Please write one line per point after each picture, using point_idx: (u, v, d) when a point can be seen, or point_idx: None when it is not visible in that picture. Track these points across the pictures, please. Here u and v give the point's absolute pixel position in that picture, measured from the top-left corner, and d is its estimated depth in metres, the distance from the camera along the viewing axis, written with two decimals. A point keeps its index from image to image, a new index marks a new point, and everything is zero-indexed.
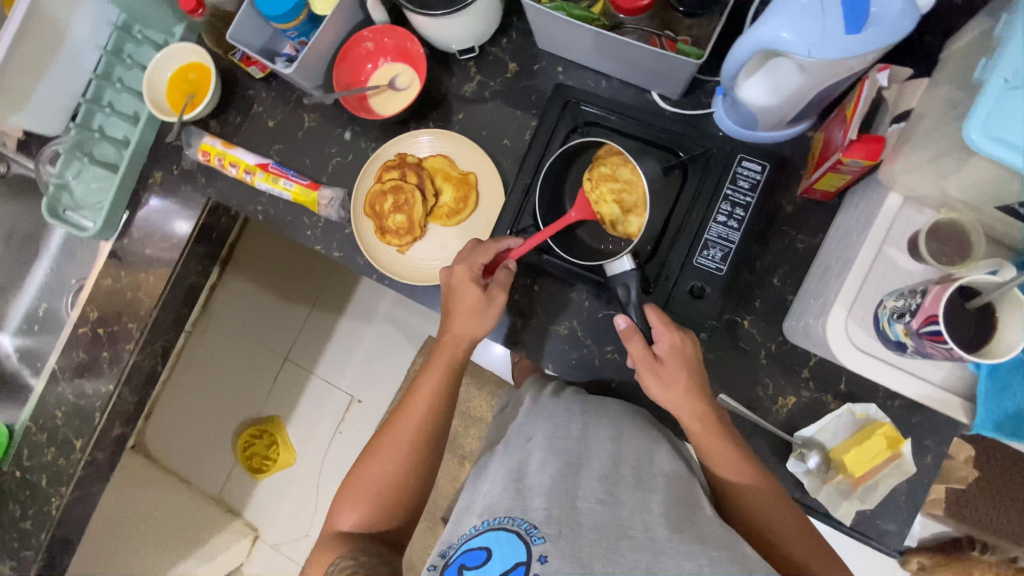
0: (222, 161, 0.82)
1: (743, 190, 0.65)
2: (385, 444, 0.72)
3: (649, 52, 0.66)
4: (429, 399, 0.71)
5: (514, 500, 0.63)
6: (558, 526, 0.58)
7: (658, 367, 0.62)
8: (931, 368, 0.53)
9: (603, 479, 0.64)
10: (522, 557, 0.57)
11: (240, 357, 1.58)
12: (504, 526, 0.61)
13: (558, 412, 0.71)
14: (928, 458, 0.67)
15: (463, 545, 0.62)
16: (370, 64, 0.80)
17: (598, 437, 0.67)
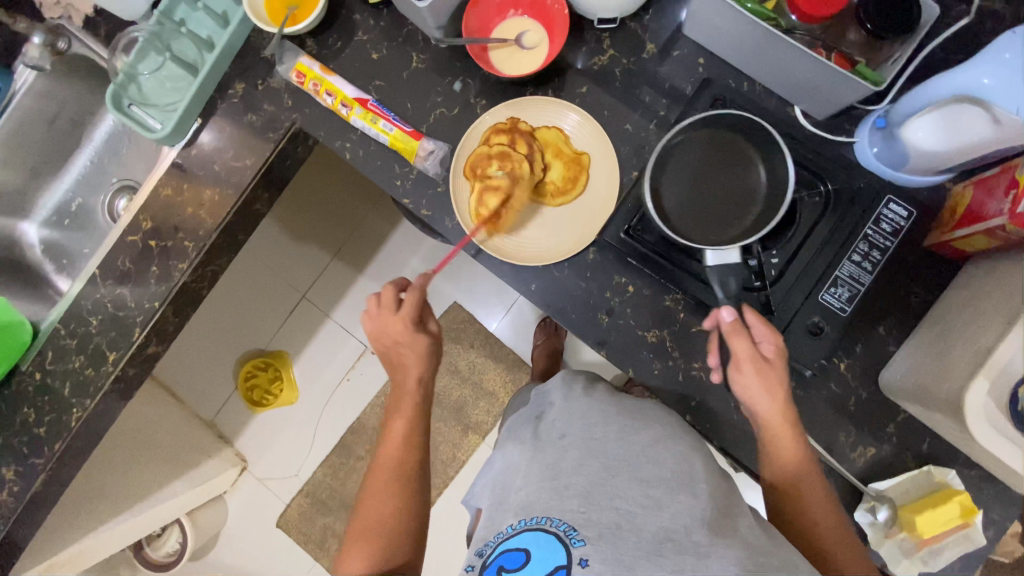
0: (318, 87, 0.76)
1: (885, 234, 0.67)
2: (371, 496, 0.70)
3: (819, 65, 0.61)
4: (402, 443, 0.72)
5: (551, 494, 0.61)
6: (597, 527, 0.58)
7: (765, 366, 0.62)
8: None
9: (644, 483, 0.61)
10: (562, 560, 0.57)
11: (261, 294, 1.53)
12: (541, 526, 0.59)
13: (592, 416, 0.69)
14: (992, 532, 0.67)
15: (502, 544, 0.61)
16: (500, 13, 0.73)
17: (635, 444, 0.64)
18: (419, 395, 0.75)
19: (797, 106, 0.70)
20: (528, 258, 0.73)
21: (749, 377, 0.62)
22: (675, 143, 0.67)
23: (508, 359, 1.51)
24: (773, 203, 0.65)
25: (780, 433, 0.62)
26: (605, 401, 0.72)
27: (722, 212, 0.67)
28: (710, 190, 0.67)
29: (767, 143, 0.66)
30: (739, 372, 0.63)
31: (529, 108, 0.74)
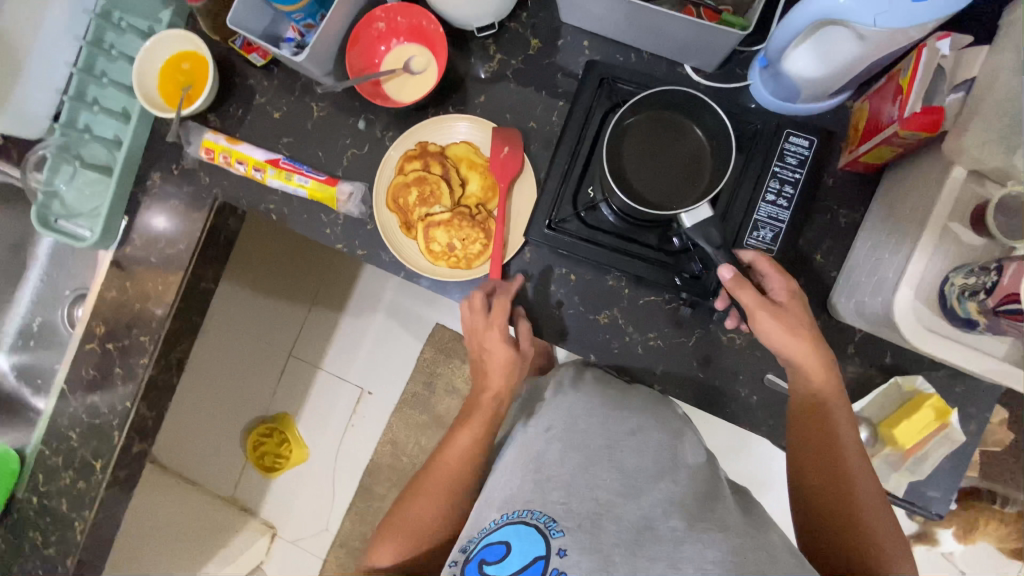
0: (228, 158, 0.77)
1: (792, 167, 0.66)
2: (423, 494, 0.72)
3: (689, 25, 0.63)
4: (466, 451, 0.72)
5: (534, 492, 0.60)
6: (575, 519, 0.57)
7: (781, 309, 0.60)
8: (997, 344, 0.53)
9: (622, 472, 0.61)
10: (540, 551, 0.55)
11: (245, 360, 1.44)
12: (523, 519, 0.58)
13: (578, 404, 0.68)
14: (973, 424, 0.68)
15: (484, 538, 0.59)
16: (383, 46, 0.74)
17: (615, 434, 0.65)
18: (492, 411, 0.73)
19: (687, 64, 0.71)
20: (469, 273, 0.74)
21: (775, 327, 0.60)
22: (625, 123, 0.63)
23: None
24: (721, 152, 0.62)
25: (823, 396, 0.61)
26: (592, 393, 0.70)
27: (679, 175, 0.63)
28: (669, 160, 0.63)
29: (699, 105, 0.63)
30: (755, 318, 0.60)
31: (431, 128, 0.75)
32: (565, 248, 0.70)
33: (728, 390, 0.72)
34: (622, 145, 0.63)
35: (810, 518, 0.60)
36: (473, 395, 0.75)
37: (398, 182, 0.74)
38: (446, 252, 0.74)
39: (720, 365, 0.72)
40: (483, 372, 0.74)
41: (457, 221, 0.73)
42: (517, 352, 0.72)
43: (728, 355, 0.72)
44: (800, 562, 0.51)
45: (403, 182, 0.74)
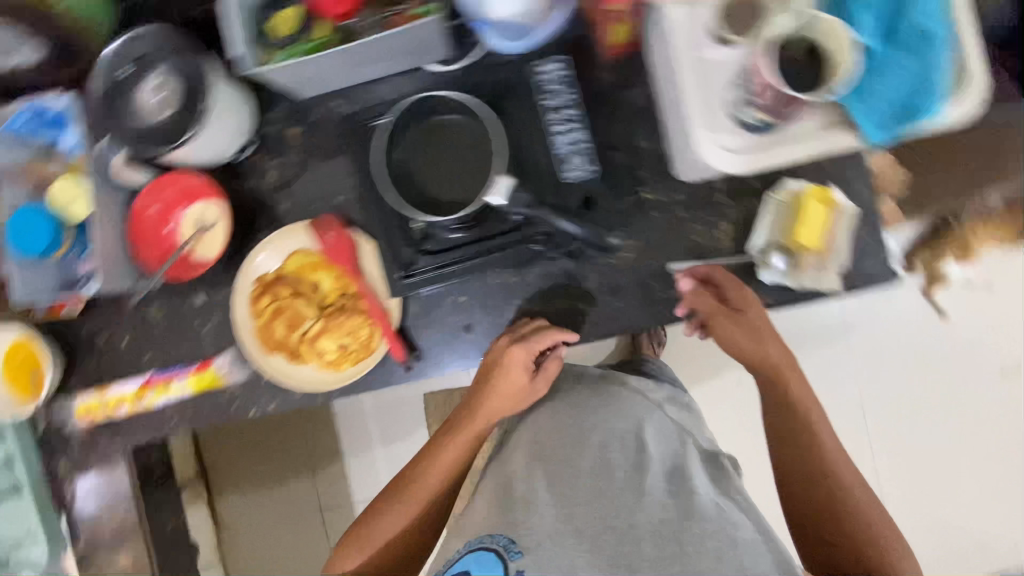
0: (108, 408, 0.76)
1: (559, 92, 0.64)
2: (389, 512, 0.76)
3: (394, 35, 0.62)
4: (450, 465, 0.76)
5: (500, 515, 0.73)
6: (534, 540, 0.69)
7: (737, 315, 0.71)
8: (806, 124, 0.52)
9: (589, 477, 0.74)
10: (499, 572, 0.66)
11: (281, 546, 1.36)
12: (481, 544, 0.70)
13: (541, 431, 0.81)
14: (862, 188, 0.68)
15: (450, 568, 0.69)
16: (169, 226, 0.72)
17: (578, 437, 0.78)
18: (473, 434, 0.77)
19: (427, 62, 0.71)
20: (371, 359, 0.72)
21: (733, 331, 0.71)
22: (395, 159, 0.63)
23: None
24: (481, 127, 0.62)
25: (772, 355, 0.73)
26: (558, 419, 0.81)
27: (464, 166, 0.64)
28: (454, 152, 0.63)
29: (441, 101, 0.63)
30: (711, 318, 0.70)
31: (258, 262, 0.74)
32: (427, 278, 0.68)
33: (653, 301, 0.71)
34: (409, 172, 0.63)
35: (776, 430, 0.75)
36: (438, 435, 0.78)
37: (261, 327, 0.73)
38: (342, 354, 0.72)
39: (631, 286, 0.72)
40: (467, 406, 0.77)
41: (333, 323, 0.72)
42: (527, 382, 0.75)
43: (632, 271, 0.71)
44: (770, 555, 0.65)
45: (265, 324, 0.73)
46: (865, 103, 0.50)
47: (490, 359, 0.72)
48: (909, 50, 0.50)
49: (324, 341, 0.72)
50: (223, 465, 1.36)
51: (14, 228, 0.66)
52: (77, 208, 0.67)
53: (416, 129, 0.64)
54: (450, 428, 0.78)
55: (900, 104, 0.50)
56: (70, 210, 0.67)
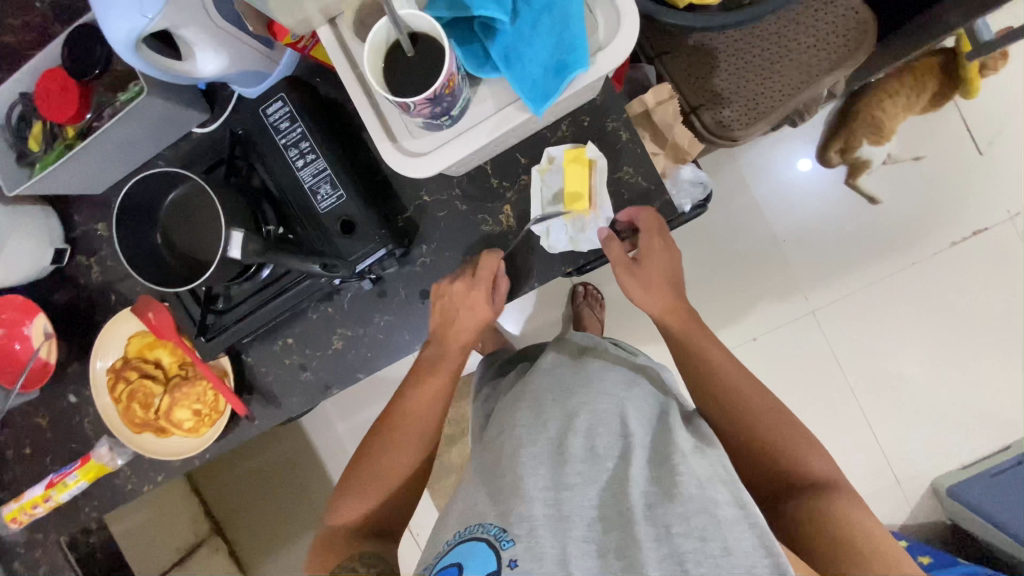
0: (25, 512, 0.83)
1: (290, 128, 0.65)
2: (382, 449, 0.68)
3: (124, 121, 0.65)
4: (423, 406, 0.69)
5: (489, 506, 0.56)
6: (527, 523, 0.52)
7: (634, 267, 0.66)
8: (480, 108, 0.52)
9: (580, 459, 0.56)
10: (493, 567, 0.51)
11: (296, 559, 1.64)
12: (475, 535, 0.54)
13: (523, 399, 0.65)
14: (626, 133, 0.66)
15: (438, 563, 0.54)
16: (18, 341, 0.78)
17: (558, 414, 0.61)
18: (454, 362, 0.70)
19: (192, 129, 0.74)
20: (222, 416, 0.76)
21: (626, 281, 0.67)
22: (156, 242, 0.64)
23: None
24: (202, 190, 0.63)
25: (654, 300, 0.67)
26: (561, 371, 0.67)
27: (207, 227, 0.63)
28: (199, 217, 0.63)
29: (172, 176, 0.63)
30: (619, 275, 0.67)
31: (103, 357, 0.79)
32: (230, 337, 0.69)
33: None
34: (165, 251, 0.64)
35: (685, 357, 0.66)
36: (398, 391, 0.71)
37: (121, 413, 0.78)
38: (197, 418, 0.77)
39: None
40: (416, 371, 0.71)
41: (180, 394, 0.76)
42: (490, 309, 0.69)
43: (433, 274, 0.73)
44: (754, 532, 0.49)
45: (123, 409, 0.78)
46: (520, 74, 0.48)
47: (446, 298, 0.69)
48: (546, 6, 0.48)
49: (177, 412, 0.76)
50: (232, 497, 1.68)
51: None
52: None
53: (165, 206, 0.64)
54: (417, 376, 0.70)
55: (553, 63, 0.48)
56: None
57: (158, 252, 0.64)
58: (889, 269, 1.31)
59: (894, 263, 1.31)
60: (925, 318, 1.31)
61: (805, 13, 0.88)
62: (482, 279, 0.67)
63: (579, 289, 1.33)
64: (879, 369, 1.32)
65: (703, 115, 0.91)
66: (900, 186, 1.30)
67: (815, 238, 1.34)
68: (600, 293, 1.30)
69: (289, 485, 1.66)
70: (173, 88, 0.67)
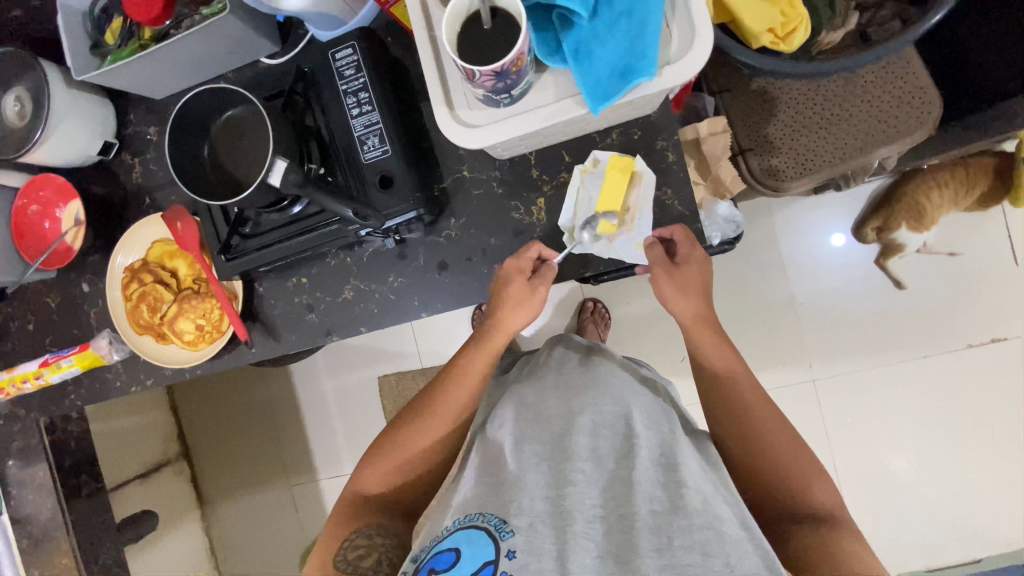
0: (15, 384, 0.86)
1: (353, 76, 0.66)
2: (415, 436, 0.71)
3: (200, 34, 0.68)
4: (462, 406, 0.71)
5: (492, 495, 0.59)
6: (524, 516, 0.55)
7: (673, 270, 0.65)
8: (539, 94, 0.53)
9: (584, 457, 0.60)
10: (490, 556, 0.53)
11: (266, 508, 1.68)
12: (474, 524, 0.56)
13: (533, 392, 0.69)
14: (673, 156, 0.67)
15: (434, 547, 0.56)
16: (49, 219, 0.81)
17: (568, 411, 0.64)
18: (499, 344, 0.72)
19: (260, 57, 0.76)
20: (222, 336, 0.77)
21: (665, 284, 0.66)
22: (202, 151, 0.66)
23: None
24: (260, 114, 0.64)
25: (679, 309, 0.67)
26: (570, 374, 0.71)
27: (252, 152, 0.65)
28: (249, 143, 0.65)
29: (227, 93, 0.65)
30: (655, 278, 0.66)
31: (125, 252, 0.81)
32: (251, 260, 0.71)
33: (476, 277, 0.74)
34: (208, 165, 0.66)
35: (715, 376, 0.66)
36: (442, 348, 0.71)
37: (130, 309, 0.80)
38: (198, 333, 0.78)
39: (457, 263, 0.75)
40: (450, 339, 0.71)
41: (188, 305, 0.78)
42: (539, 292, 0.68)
43: (456, 249, 0.74)
44: (756, 548, 0.49)
45: (132, 308, 0.80)
46: (586, 69, 0.49)
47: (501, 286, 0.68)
48: (627, 12, 0.49)
49: (182, 322, 0.78)
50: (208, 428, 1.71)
51: None
52: None
53: (217, 121, 0.66)
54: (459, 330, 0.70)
55: (620, 67, 0.49)
56: None
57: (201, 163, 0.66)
58: (896, 357, 1.31)
59: (903, 351, 1.30)
60: (920, 413, 1.29)
61: (874, 78, 0.88)
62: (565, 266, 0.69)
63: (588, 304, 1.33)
64: (867, 452, 1.31)
65: (751, 160, 0.92)
66: (928, 278, 1.29)
67: (830, 307, 1.33)
68: (607, 314, 1.30)
69: (267, 431, 1.69)
70: (252, 14, 0.69)
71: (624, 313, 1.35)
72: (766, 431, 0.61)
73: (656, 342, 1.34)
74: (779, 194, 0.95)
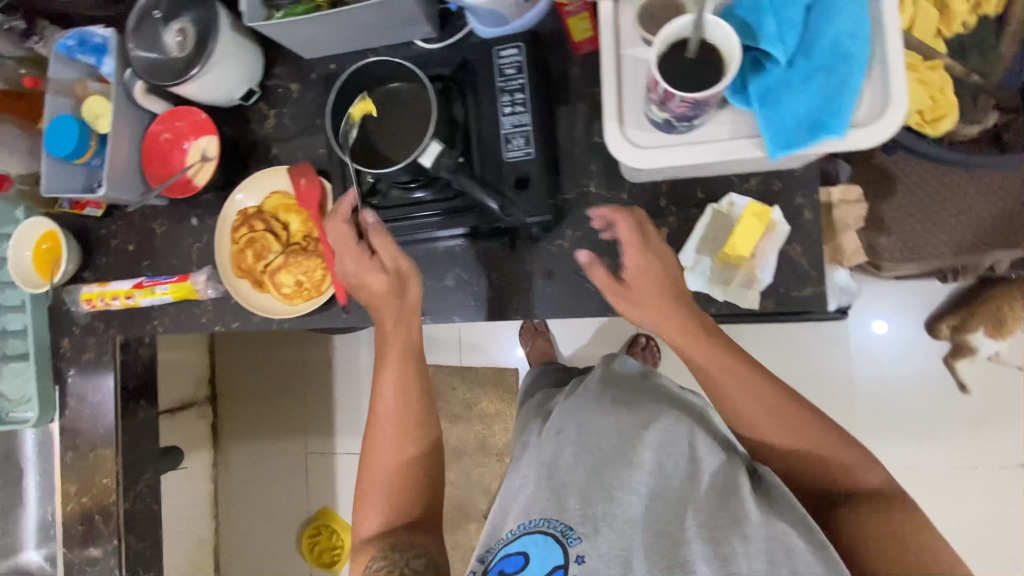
0: (104, 299, 0.88)
1: (513, 76, 0.68)
2: (378, 453, 0.72)
3: (376, 6, 0.70)
4: (395, 400, 0.72)
5: (551, 501, 0.63)
6: (593, 524, 0.60)
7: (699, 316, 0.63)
8: (715, 129, 0.53)
9: (648, 473, 0.64)
10: (561, 559, 0.58)
11: (275, 470, 1.71)
12: (540, 528, 0.61)
13: (590, 409, 0.73)
14: (809, 214, 0.67)
15: (503, 548, 0.62)
16: (177, 150, 0.83)
17: (633, 431, 0.68)
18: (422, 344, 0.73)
19: (415, 39, 0.78)
20: (320, 297, 0.79)
21: (699, 352, 0.62)
22: (354, 117, 0.68)
23: (488, 378, 1.56)
24: (420, 94, 0.66)
25: (719, 380, 0.62)
26: (608, 394, 0.76)
27: (404, 127, 0.66)
28: (401, 116, 0.67)
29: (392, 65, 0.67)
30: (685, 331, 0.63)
31: (245, 194, 0.83)
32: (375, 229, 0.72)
33: (580, 292, 0.74)
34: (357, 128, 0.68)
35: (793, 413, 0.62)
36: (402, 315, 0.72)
37: (234, 250, 0.82)
38: (296, 289, 0.80)
39: (562, 274, 0.74)
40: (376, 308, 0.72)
41: (293, 260, 0.80)
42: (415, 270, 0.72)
43: (567, 260, 0.74)
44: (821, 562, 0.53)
45: (235, 250, 0.82)
46: (774, 114, 0.50)
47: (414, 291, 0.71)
48: (826, 68, 0.50)
49: (282, 275, 0.80)
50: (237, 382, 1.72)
51: (49, 130, 0.77)
52: (104, 121, 0.80)
53: (375, 90, 0.68)
54: (376, 301, 0.71)
55: (810, 119, 0.49)
56: (98, 121, 0.80)
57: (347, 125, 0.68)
58: (943, 458, 1.32)
59: (954, 455, 1.31)
60: (962, 522, 1.28)
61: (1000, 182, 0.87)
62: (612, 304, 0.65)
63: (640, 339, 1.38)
64: None
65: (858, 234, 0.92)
66: (994, 387, 1.30)
67: (891, 396, 1.34)
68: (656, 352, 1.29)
69: (295, 394, 1.71)
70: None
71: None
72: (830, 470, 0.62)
73: None
74: (877, 273, 0.97)
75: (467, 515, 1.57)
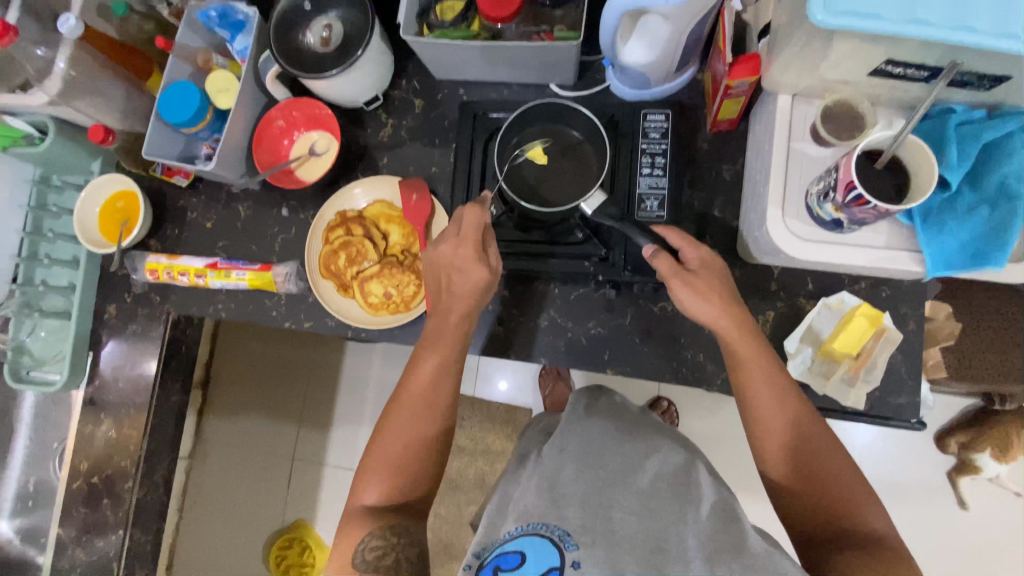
0: (171, 273, 0.83)
1: (657, 140, 0.72)
2: (393, 431, 0.67)
3: (534, 48, 0.71)
4: (429, 382, 0.68)
5: (549, 507, 0.61)
6: (592, 535, 0.58)
7: (743, 336, 0.61)
8: (873, 236, 0.57)
9: (642, 494, 0.62)
10: (555, 561, 0.57)
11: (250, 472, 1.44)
12: (537, 530, 0.59)
13: (594, 430, 0.72)
14: (912, 324, 0.70)
15: (498, 547, 0.60)
16: (287, 140, 0.82)
17: (635, 456, 0.67)
18: (464, 330, 0.69)
19: (551, 83, 0.79)
20: (409, 314, 0.77)
21: (757, 385, 0.60)
22: (506, 147, 0.74)
23: (499, 414, 1.44)
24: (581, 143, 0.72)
25: (757, 401, 0.60)
26: (605, 419, 0.75)
27: (558, 171, 0.72)
28: (552, 162, 0.72)
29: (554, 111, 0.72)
30: (752, 349, 0.61)
31: (362, 190, 0.81)
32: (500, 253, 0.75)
33: (676, 356, 0.75)
34: (507, 162, 0.73)
35: (823, 448, 0.58)
36: (438, 317, 0.69)
37: (332, 249, 0.79)
38: (385, 301, 0.78)
39: (660, 336, 0.75)
40: (448, 294, 0.69)
41: (388, 271, 0.78)
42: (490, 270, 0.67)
43: (664, 325, 0.75)
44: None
45: (331, 249, 0.79)
46: (936, 238, 0.54)
47: (460, 262, 0.67)
48: (990, 204, 0.54)
49: (370, 283, 0.78)
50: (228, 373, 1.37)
51: (170, 94, 0.75)
52: (224, 98, 0.78)
53: (526, 128, 0.74)
54: (457, 293, 0.68)
55: (971, 249, 0.54)
56: (218, 97, 0.79)
57: (500, 155, 0.73)
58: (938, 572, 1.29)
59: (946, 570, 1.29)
60: None
61: None
62: (729, 336, 0.61)
63: (662, 402, 1.29)
64: None
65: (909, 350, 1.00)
66: (994, 509, 1.30)
67: (895, 502, 1.32)
68: (678, 419, 1.27)
69: (291, 394, 1.49)
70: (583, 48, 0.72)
71: (692, 427, 1.32)
72: (844, 536, 0.54)
73: (723, 468, 1.30)
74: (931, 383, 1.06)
75: (452, 555, 1.38)
